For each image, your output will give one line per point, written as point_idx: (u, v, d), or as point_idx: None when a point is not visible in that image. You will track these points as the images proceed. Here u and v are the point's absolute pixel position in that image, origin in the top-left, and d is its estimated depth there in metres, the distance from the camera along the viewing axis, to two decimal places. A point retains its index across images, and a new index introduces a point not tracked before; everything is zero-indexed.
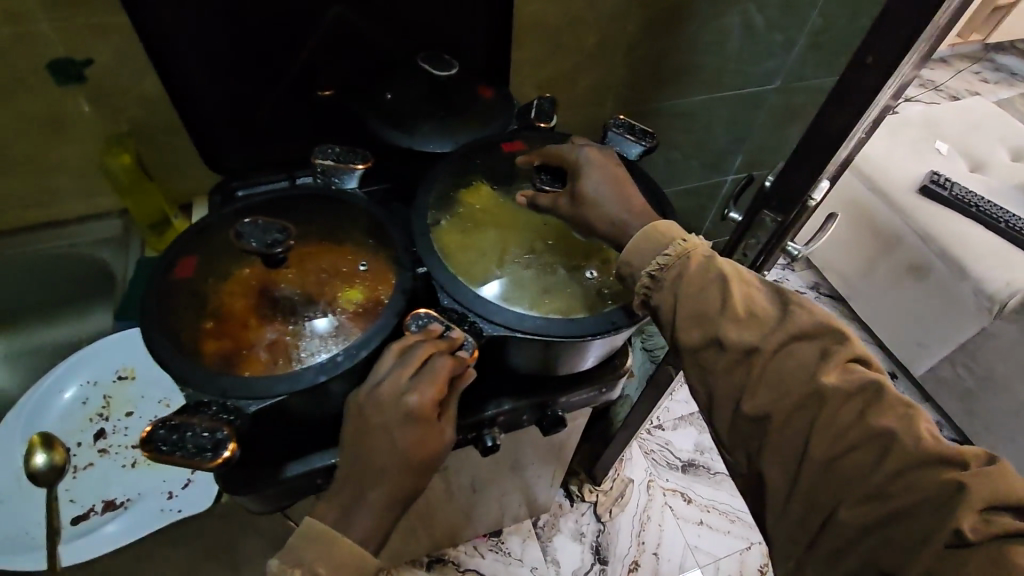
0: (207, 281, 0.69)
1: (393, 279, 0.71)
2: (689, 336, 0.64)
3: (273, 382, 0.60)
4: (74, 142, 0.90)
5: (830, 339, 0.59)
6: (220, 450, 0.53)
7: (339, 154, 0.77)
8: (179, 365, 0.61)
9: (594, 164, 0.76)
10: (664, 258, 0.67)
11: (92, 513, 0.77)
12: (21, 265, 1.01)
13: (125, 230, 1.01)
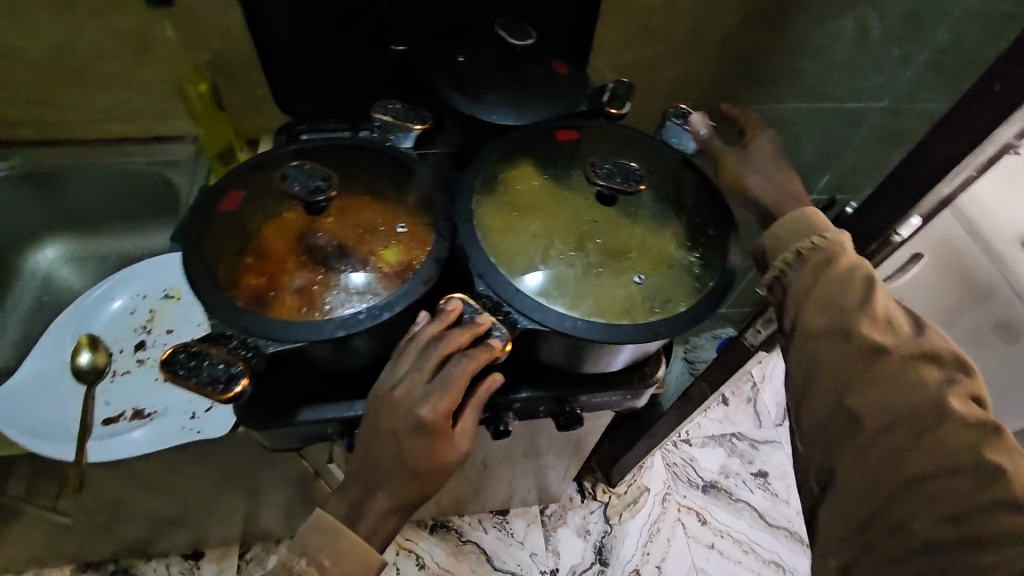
0: (250, 216, 0.70)
1: (430, 245, 0.70)
2: (812, 319, 0.61)
3: (294, 330, 0.62)
4: (163, 66, 0.94)
5: (955, 368, 0.56)
6: (232, 384, 0.57)
7: (399, 111, 0.77)
8: (210, 300, 0.63)
9: (747, 164, 0.76)
10: (816, 240, 0.64)
11: (121, 418, 0.77)
12: (99, 173, 1.05)
13: (196, 154, 1.05)
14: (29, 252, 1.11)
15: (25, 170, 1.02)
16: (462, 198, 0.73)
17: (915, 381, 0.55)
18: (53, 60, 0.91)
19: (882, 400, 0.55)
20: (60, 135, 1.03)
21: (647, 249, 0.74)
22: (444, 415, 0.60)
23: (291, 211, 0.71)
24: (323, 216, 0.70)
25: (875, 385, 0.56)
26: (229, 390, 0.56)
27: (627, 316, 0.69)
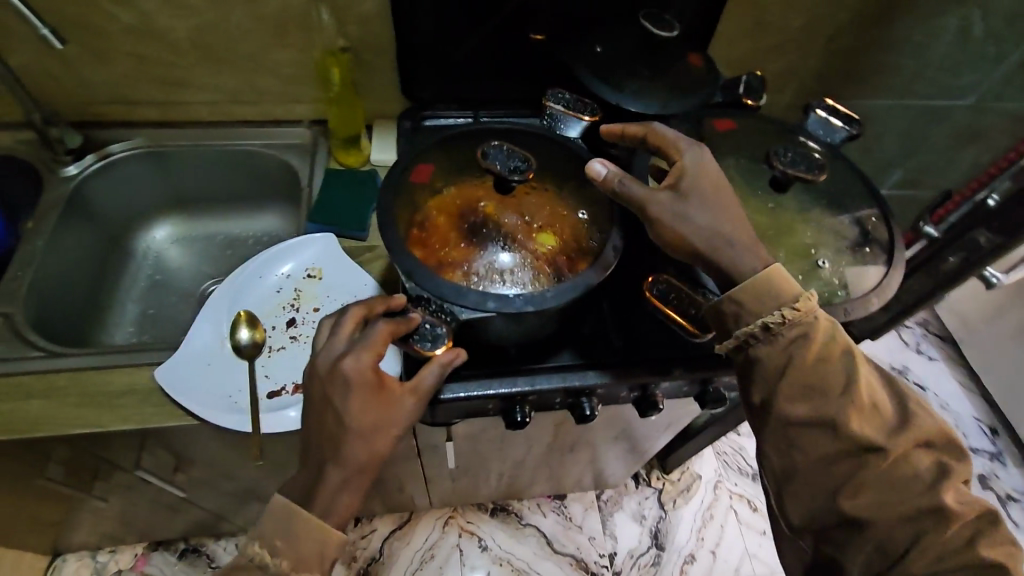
0: (439, 189, 0.75)
1: (605, 226, 0.73)
2: (796, 409, 0.58)
3: (481, 301, 0.65)
4: (294, 50, 0.95)
5: (944, 452, 0.58)
6: (436, 345, 0.65)
7: (569, 100, 0.79)
8: (403, 262, 0.66)
9: (701, 176, 0.64)
10: (786, 316, 0.59)
11: (284, 392, 0.79)
12: (219, 155, 1.06)
13: (314, 139, 1.06)
14: (143, 231, 1.11)
15: (148, 149, 1.02)
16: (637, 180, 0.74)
17: (910, 486, 0.56)
18: (190, 41, 0.92)
19: (872, 503, 0.56)
20: (181, 116, 1.03)
21: None
22: (373, 371, 0.62)
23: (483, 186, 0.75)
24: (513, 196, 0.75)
25: (857, 480, 0.56)
26: (439, 345, 0.65)
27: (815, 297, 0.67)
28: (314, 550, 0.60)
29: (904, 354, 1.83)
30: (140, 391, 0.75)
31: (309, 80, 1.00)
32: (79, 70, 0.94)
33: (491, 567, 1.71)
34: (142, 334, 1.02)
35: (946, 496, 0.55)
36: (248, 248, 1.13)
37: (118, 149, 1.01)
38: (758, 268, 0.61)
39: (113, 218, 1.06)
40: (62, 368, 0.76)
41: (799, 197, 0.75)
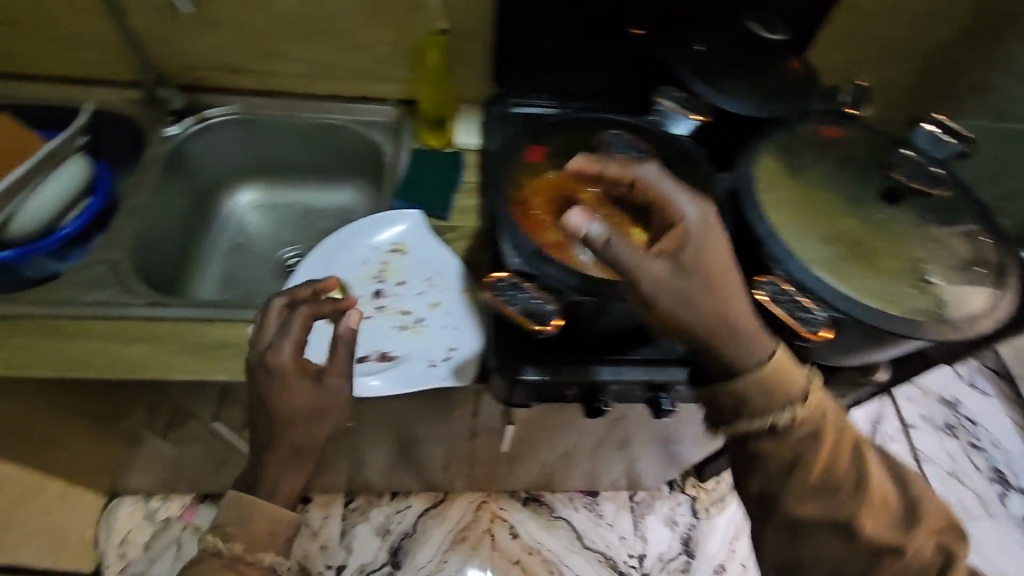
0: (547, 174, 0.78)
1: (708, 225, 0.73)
2: (806, 508, 0.57)
3: (590, 283, 0.66)
4: (392, 30, 0.97)
5: (952, 535, 0.57)
6: (543, 322, 0.66)
7: (681, 98, 0.82)
8: (513, 237, 0.70)
9: (711, 246, 0.53)
10: (797, 414, 0.56)
11: (369, 359, 0.80)
12: (308, 128, 1.08)
13: (399, 118, 1.08)
14: (229, 195, 1.15)
15: (244, 116, 1.05)
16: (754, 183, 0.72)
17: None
18: (294, 14, 0.95)
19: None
20: (275, 86, 1.06)
21: (849, 268, 0.67)
22: (295, 363, 0.67)
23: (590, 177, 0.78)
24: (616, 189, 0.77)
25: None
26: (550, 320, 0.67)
27: (924, 313, 0.65)
28: (268, 531, 0.66)
29: (959, 387, 1.77)
30: (233, 346, 0.79)
31: (401, 60, 1.02)
32: (186, 34, 0.96)
33: (520, 554, 1.73)
34: (223, 293, 1.06)
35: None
36: (327, 219, 1.16)
37: (215, 114, 1.04)
38: (765, 358, 0.55)
39: (205, 179, 1.11)
40: (163, 318, 0.80)
41: (903, 213, 0.73)
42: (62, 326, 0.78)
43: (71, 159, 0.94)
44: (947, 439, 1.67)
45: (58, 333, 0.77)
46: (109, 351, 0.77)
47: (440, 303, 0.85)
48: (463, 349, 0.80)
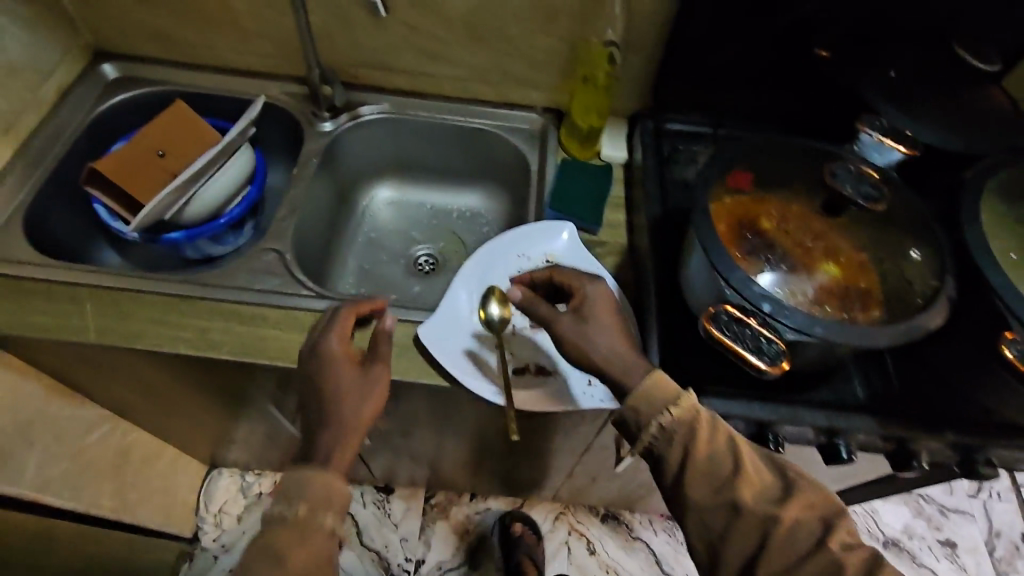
0: (746, 201, 0.72)
1: (932, 277, 0.65)
2: (694, 489, 0.63)
3: (810, 324, 0.58)
4: (554, 39, 0.96)
5: (831, 513, 0.63)
6: (774, 362, 0.56)
7: (886, 127, 0.76)
8: (721, 262, 0.61)
9: (597, 299, 0.73)
10: (667, 418, 0.65)
11: (527, 372, 0.80)
12: (452, 130, 1.09)
13: (544, 127, 1.07)
14: (368, 190, 1.17)
15: (396, 116, 1.07)
16: (972, 227, 0.67)
17: (808, 557, 0.60)
18: (461, 17, 0.95)
19: (745, 554, 0.61)
20: (426, 87, 1.07)
21: None
22: (348, 351, 0.73)
23: (785, 211, 0.72)
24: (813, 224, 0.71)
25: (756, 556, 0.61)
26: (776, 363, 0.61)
27: None
28: (327, 494, 0.65)
29: None
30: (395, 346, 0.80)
31: (556, 69, 1.01)
32: (354, 32, 0.99)
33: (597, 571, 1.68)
34: (360, 287, 1.08)
35: (785, 530, 0.60)
36: (459, 221, 1.17)
37: (368, 111, 1.06)
38: (646, 373, 0.67)
39: (348, 173, 1.13)
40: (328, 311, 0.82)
41: None
42: (236, 310, 0.82)
43: (241, 151, 0.97)
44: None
45: (233, 317, 0.81)
46: (280, 338, 0.80)
47: None
48: None
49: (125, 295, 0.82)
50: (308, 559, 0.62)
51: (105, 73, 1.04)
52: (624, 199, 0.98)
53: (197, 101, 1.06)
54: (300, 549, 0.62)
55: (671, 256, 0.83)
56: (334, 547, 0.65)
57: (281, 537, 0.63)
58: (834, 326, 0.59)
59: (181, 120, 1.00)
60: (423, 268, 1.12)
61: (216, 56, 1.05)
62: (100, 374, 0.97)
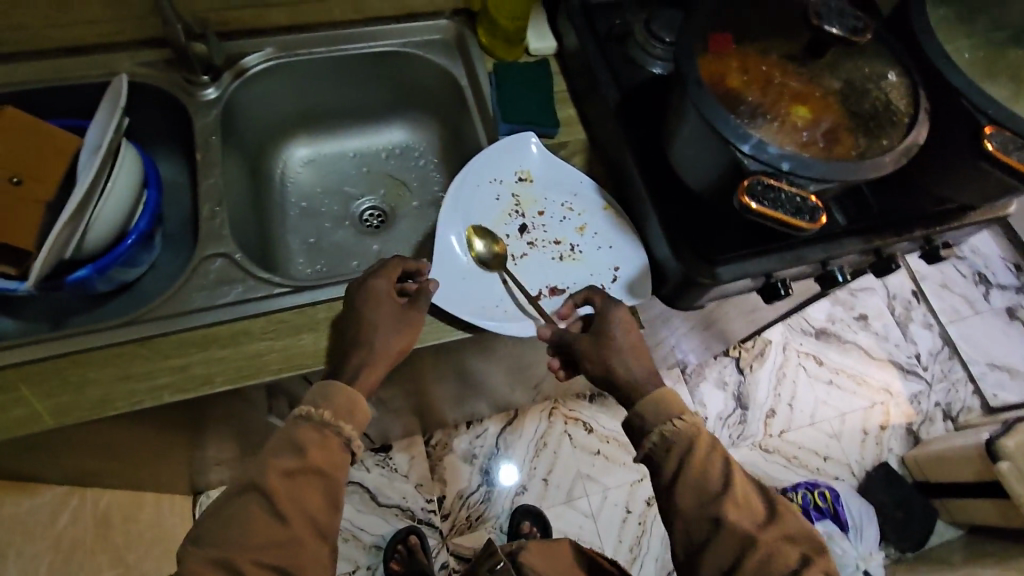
0: (721, 60, 0.69)
1: (910, 101, 0.67)
2: (682, 499, 0.67)
3: (822, 169, 0.62)
4: None
5: (810, 549, 0.65)
6: (814, 216, 0.61)
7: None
8: (733, 133, 0.64)
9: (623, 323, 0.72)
10: (670, 431, 0.68)
11: (543, 296, 0.79)
12: (359, 61, 0.95)
13: (459, 33, 0.96)
14: (280, 154, 1.02)
15: (290, 60, 0.92)
16: (927, 37, 0.69)
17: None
18: None
19: (727, 559, 0.64)
20: (313, 16, 0.91)
21: None
22: (391, 292, 0.70)
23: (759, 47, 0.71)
24: (793, 65, 0.70)
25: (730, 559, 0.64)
26: (817, 218, 0.61)
27: None
28: (350, 406, 0.65)
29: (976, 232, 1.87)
30: None
31: None
32: None
33: (602, 446, 1.47)
34: (317, 265, 0.98)
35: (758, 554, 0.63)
36: (392, 163, 1.06)
37: (255, 61, 0.90)
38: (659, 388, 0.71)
39: (254, 140, 0.98)
40: (314, 302, 0.73)
41: None
42: (211, 335, 0.70)
43: (123, 150, 0.80)
44: (977, 285, 1.71)
45: (212, 343, 0.70)
46: (274, 350, 0.70)
47: (588, 225, 0.82)
48: (626, 267, 0.79)
49: (69, 359, 0.68)
50: (324, 459, 0.63)
51: None
52: (568, 92, 0.93)
53: (28, 100, 0.84)
54: (317, 454, 0.63)
55: (644, 137, 0.81)
56: (345, 462, 0.65)
57: (304, 436, 0.63)
58: (844, 165, 0.63)
59: (16, 130, 0.78)
60: (373, 225, 1.02)
61: (32, 36, 0.82)
62: (52, 460, 0.83)
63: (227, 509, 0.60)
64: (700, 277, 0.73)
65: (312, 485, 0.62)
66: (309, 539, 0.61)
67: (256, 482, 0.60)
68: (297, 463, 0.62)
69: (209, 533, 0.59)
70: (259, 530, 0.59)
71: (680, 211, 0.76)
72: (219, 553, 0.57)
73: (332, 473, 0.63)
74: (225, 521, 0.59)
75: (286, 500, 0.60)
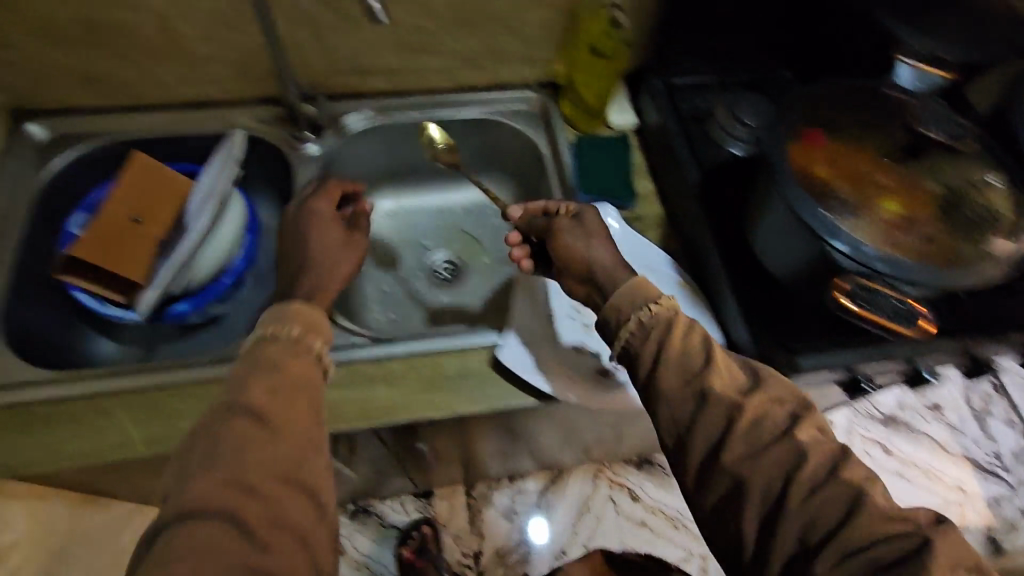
0: (818, 148, 0.70)
1: (1015, 212, 0.67)
2: (665, 378, 0.61)
3: (915, 273, 0.62)
4: (548, 9, 0.89)
5: (797, 407, 0.59)
6: (915, 320, 0.63)
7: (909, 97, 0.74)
8: (825, 221, 0.64)
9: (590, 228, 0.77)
10: (645, 313, 0.65)
11: (615, 369, 0.78)
12: (449, 125, 1.00)
13: (544, 106, 1.01)
14: None
15: (384, 120, 0.97)
16: None
17: (771, 447, 0.55)
18: (449, 3, 0.86)
19: (762, 481, 0.55)
20: (411, 83, 0.98)
21: None
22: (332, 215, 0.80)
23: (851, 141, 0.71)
24: (890, 162, 0.70)
25: (793, 484, 0.53)
26: (917, 324, 0.63)
27: None
28: (314, 323, 0.61)
29: None
30: (475, 374, 0.76)
31: (551, 40, 0.94)
32: (327, 38, 0.87)
33: (647, 517, 1.41)
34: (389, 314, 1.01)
35: (814, 461, 0.54)
36: (468, 221, 1.10)
37: (354, 122, 0.96)
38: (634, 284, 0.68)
39: None
40: (393, 356, 0.76)
41: None
42: None
43: (232, 201, 0.86)
44: None
45: None
46: (354, 398, 0.73)
47: None
48: None
49: (165, 391, 0.72)
50: (300, 372, 0.57)
51: (32, 135, 0.89)
52: (646, 165, 0.96)
53: (155, 147, 0.93)
54: (292, 363, 0.56)
55: (725, 219, 0.82)
56: (320, 376, 0.58)
57: (275, 351, 0.57)
58: (943, 271, 0.63)
59: (145, 174, 0.87)
60: (444, 277, 1.06)
61: (165, 91, 0.91)
62: (128, 483, 0.87)
63: (204, 435, 0.50)
64: (780, 363, 0.71)
65: (297, 396, 0.54)
66: (310, 453, 0.52)
67: (235, 402, 0.52)
68: (273, 377, 0.54)
69: (186, 462, 0.50)
70: (252, 443, 0.50)
71: (764, 297, 0.76)
72: (215, 476, 0.48)
73: (309, 386, 0.56)
74: (199, 443, 0.50)
75: (274, 406, 0.52)
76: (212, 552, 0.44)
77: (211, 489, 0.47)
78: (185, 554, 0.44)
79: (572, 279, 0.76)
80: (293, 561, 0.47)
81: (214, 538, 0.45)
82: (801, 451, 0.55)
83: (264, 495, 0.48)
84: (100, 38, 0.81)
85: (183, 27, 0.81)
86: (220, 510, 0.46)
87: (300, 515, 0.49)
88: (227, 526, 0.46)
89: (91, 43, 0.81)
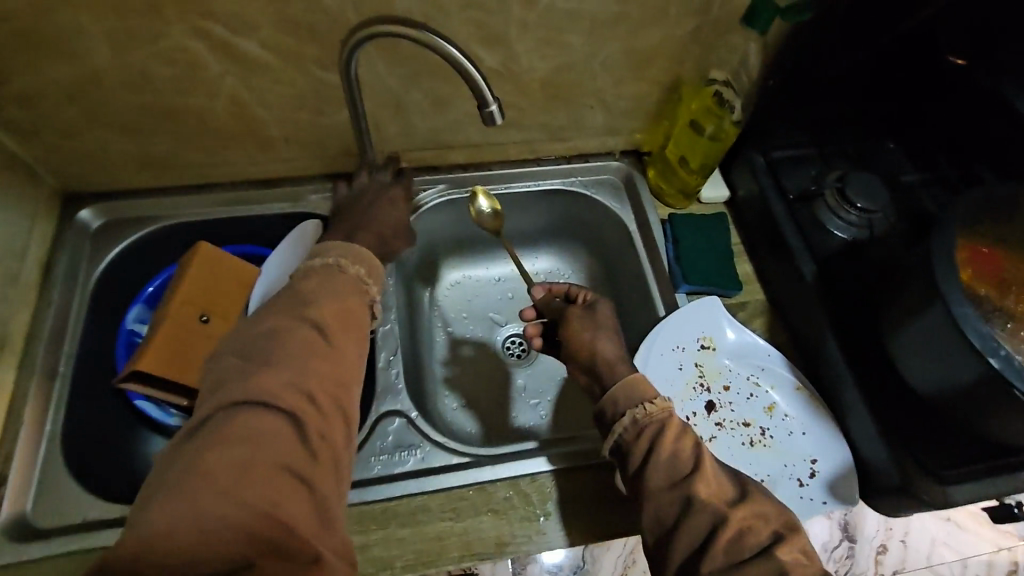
0: (977, 272, 0.66)
1: None
2: (652, 477, 0.58)
3: None
4: (646, 83, 0.82)
5: (782, 524, 0.54)
6: None
7: None
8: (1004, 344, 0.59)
9: (600, 317, 0.72)
10: (640, 412, 0.61)
11: None
12: (527, 198, 0.93)
13: (627, 176, 0.94)
14: (431, 277, 0.97)
15: (458, 197, 0.90)
16: None
17: (750, 562, 0.51)
18: (541, 82, 0.79)
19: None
20: (488, 156, 0.91)
21: None
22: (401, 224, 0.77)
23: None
24: None
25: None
26: None
27: None
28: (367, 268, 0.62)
29: None
30: (586, 497, 0.70)
31: (644, 112, 0.87)
32: (406, 114, 0.80)
33: None
34: None
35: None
36: None
37: (427, 198, 0.89)
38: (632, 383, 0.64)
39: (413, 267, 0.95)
40: (494, 478, 0.70)
41: None
42: (391, 510, 0.68)
43: None
44: None
45: (391, 521, 0.67)
46: (456, 528, 0.67)
47: (777, 406, 0.77)
48: (823, 462, 0.73)
49: None
50: (342, 311, 0.57)
51: (85, 223, 0.82)
52: (743, 246, 0.89)
53: (215, 230, 0.86)
54: (351, 296, 0.59)
55: (847, 320, 0.77)
56: (368, 317, 0.60)
57: (338, 282, 0.59)
58: None
59: (211, 266, 0.78)
60: (517, 356, 0.94)
61: (228, 171, 0.84)
62: None
63: (269, 338, 0.52)
64: (924, 493, 0.65)
65: (327, 350, 0.53)
66: (354, 379, 0.54)
67: (300, 315, 0.55)
68: (338, 304, 0.57)
69: (252, 352, 0.51)
70: (313, 354, 0.52)
71: (898, 413, 0.71)
72: (278, 375, 0.49)
73: (359, 317, 0.58)
74: (261, 341, 0.52)
75: (334, 326, 0.55)
76: (267, 443, 0.46)
77: (277, 384, 0.49)
78: (245, 434, 0.45)
79: (576, 366, 0.70)
80: (326, 476, 0.48)
81: (276, 432, 0.46)
82: (782, 573, 0.50)
83: (320, 406, 0.50)
84: (169, 121, 0.74)
85: (257, 109, 0.74)
86: (284, 407, 0.48)
87: (342, 443, 0.51)
88: (283, 423, 0.47)
89: (158, 127, 0.75)
